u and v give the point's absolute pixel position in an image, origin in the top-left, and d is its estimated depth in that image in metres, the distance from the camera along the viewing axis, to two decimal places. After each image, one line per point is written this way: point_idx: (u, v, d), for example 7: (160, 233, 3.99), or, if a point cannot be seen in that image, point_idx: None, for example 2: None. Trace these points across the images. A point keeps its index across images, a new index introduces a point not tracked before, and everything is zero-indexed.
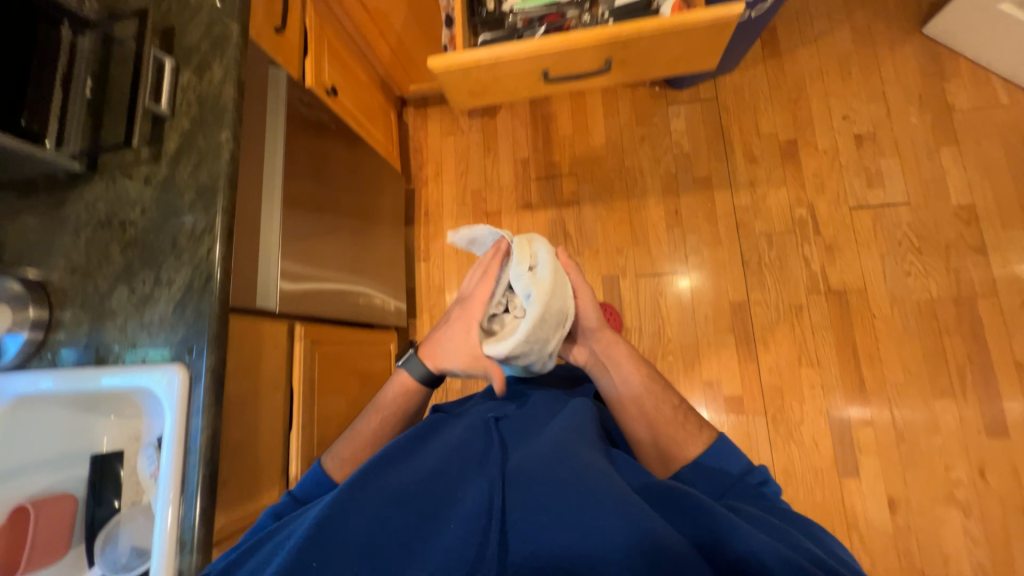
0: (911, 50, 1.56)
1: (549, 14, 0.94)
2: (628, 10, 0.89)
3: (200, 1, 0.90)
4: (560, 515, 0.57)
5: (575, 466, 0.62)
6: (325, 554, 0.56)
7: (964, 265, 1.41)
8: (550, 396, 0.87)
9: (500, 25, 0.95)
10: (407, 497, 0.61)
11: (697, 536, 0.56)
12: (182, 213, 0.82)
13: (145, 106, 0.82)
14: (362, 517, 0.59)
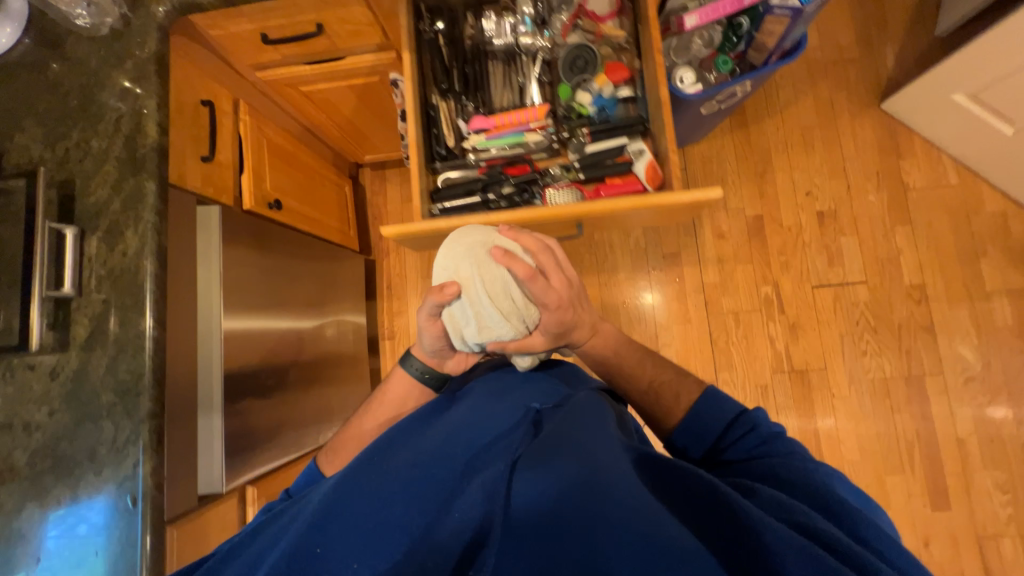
0: (870, 123, 1.58)
1: (515, 158, 0.88)
2: (598, 157, 0.86)
3: (106, 148, 0.77)
4: (556, 501, 0.47)
5: (581, 448, 0.53)
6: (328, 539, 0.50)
7: (914, 345, 1.48)
8: (569, 381, 0.76)
9: (461, 162, 0.90)
10: (407, 485, 0.54)
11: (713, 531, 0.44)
12: (100, 419, 0.71)
13: (43, 295, 0.70)
14: (360, 506, 0.52)
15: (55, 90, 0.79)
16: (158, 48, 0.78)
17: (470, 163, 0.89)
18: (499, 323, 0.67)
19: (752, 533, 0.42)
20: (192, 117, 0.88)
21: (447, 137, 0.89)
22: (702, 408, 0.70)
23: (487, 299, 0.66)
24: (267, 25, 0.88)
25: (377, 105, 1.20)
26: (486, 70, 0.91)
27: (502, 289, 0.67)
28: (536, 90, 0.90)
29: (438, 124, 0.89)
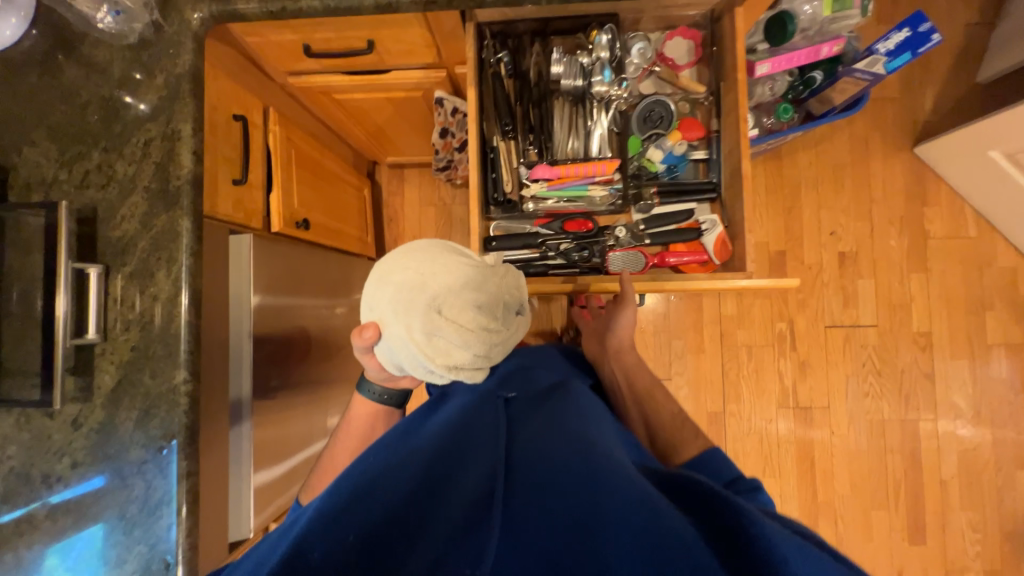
0: (901, 167, 1.57)
1: (572, 210, 0.89)
2: (663, 220, 0.88)
3: (132, 176, 0.69)
4: (565, 510, 0.45)
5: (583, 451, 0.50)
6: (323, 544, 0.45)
7: (913, 390, 1.54)
8: (556, 367, 0.76)
9: (516, 208, 0.89)
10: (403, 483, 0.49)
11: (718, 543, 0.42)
12: (130, 475, 0.67)
13: (67, 345, 0.63)
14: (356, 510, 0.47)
15: (71, 100, 0.70)
16: (193, 63, 0.69)
17: (527, 211, 0.89)
18: (404, 368, 0.63)
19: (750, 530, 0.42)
20: (223, 134, 0.80)
21: (505, 183, 0.87)
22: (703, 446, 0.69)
23: (414, 352, 0.60)
24: (313, 38, 0.80)
25: (412, 116, 1.11)
26: (550, 114, 0.87)
27: (431, 344, 0.60)
28: (603, 138, 0.87)
29: (497, 168, 0.86)
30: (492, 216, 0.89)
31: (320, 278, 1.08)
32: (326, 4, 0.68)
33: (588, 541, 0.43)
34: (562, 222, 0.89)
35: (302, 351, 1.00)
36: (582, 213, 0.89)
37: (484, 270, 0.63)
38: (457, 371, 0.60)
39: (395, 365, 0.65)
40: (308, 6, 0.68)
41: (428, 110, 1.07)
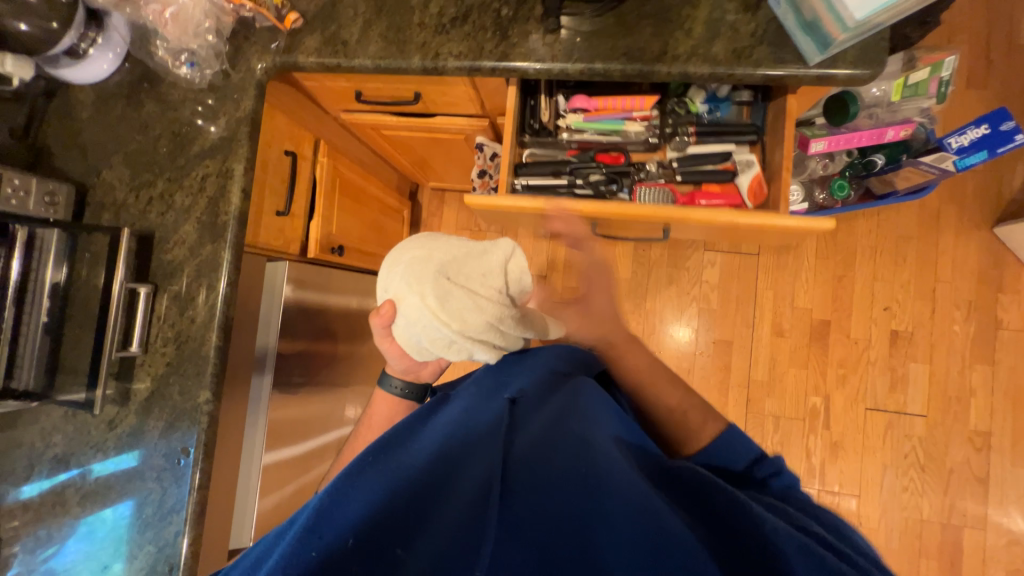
0: (975, 246, 1.43)
1: (609, 146, 0.85)
2: (695, 159, 0.83)
3: (188, 206, 0.76)
4: (556, 504, 0.47)
5: (579, 441, 0.52)
6: (329, 538, 0.46)
7: (961, 493, 1.39)
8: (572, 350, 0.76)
9: (551, 140, 0.87)
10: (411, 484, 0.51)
11: (711, 530, 0.44)
12: (150, 477, 0.74)
13: (113, 356, 0.71)
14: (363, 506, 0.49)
15: (146, 132, 0.78)
16: (253, 108, 0.75)
17: (561, 141, 0.86)
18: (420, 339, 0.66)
19: (747, 519, 0.42)
20: (273, 169, 0.85)
21: (543, 111, 0.86)
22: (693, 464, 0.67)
23: (429, 321, 0.64)
24: (365, 87, 0.84)
25: (453, 153, 1.15)
26: None
27: (442, 309, 0.64)
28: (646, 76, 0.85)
29: (536, 95, 0.85)
30: (525, 145, 0.87)
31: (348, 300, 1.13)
32: (377, 64, 0.72)
33: (586, 536, 0.45)
34: (595, 153, 0.85)
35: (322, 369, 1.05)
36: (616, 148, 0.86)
37: (485, 244, 0.69)
38: (472, 333, 0.64)
39: (408, 342, 0.68)
40: (360, 64, 0.72)
41: (470, 150, 1.10)
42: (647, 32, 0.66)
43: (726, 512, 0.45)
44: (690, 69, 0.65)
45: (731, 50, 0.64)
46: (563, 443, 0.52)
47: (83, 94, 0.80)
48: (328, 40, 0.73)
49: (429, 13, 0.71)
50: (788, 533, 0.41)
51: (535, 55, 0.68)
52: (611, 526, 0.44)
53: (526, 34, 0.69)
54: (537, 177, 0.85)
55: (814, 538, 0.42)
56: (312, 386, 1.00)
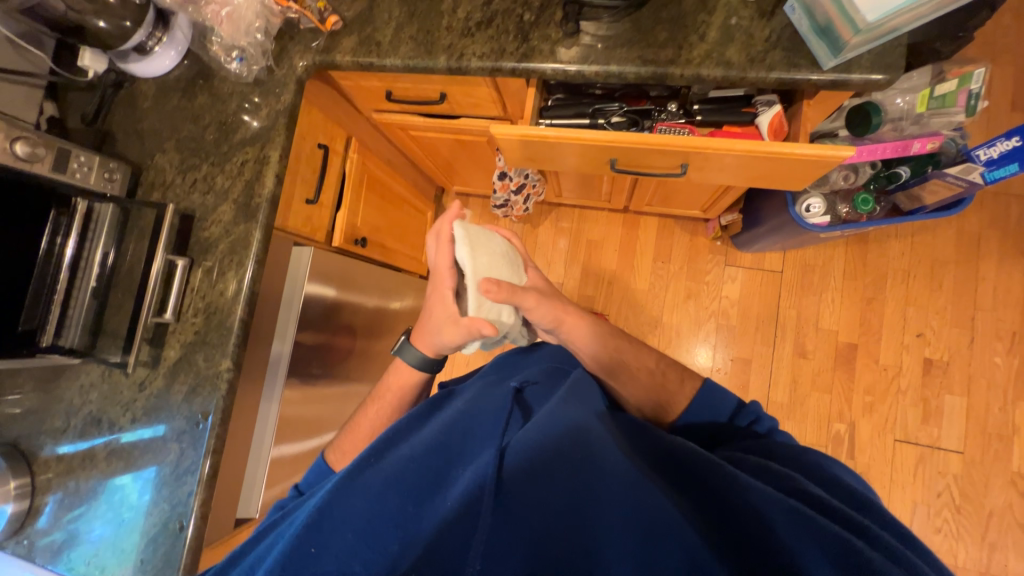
0: (1020, 275, 1.35)
1: (633, 93, 0.83)
2: (719, 102, 0.77)
3: (226, 187, 0.82)
4: (554, 494, 0.48)
5: (577, 434, 0.53)
6: (327, 537, 0.47)
7: (1002, 540, 1.28)
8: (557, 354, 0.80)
9: (577, 90, 0.85)
10: (405, 477, 0.52)
11: (707, 514, 0.47)
12: (170, 437, 0.78)
13: (148, 321, 0.77)
14: (357, 504, 0.49)
15: (196, 121, 0.85)
16: (292, 101, 0.82)
17: (587, 88, 0.84)
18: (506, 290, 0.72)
19: (743, 502, 0.46)
20: (306, 160, 0.92)
21: None
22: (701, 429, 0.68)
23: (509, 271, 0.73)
24: (395, 87, 0.90)
25: (476, 156, 1.19)
26: None
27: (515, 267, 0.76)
28: None
29: None
30: (551, 91, 0.86)
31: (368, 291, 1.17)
32: (407, 63, 0.77)
33: (583, 524, 0.46)
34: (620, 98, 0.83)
35: (339, 354, 1.09)
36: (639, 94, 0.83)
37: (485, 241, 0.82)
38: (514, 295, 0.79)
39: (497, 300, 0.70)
40: (391, 63, 0.78)
41: (491, 153, 1.14)
42: (663, 36, 0.68)
43: (716, 491, 0.48)
44: (704, 71, 0.67)
45: (745, 54, 0.66)
46: (557, 434, 0.53)
47: (146, 86, 0.89)
48: (363, 41, 0.79)
49: (457, 17, 0.76)
50: (775, 506, 0.44)
51: (554, 56, 0.72)
52: (608, 515, 0.46)
53: (546, 37, 0.72)
54: (560, 118, 0.83)
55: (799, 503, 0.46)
56: (325, 370, 1.04)
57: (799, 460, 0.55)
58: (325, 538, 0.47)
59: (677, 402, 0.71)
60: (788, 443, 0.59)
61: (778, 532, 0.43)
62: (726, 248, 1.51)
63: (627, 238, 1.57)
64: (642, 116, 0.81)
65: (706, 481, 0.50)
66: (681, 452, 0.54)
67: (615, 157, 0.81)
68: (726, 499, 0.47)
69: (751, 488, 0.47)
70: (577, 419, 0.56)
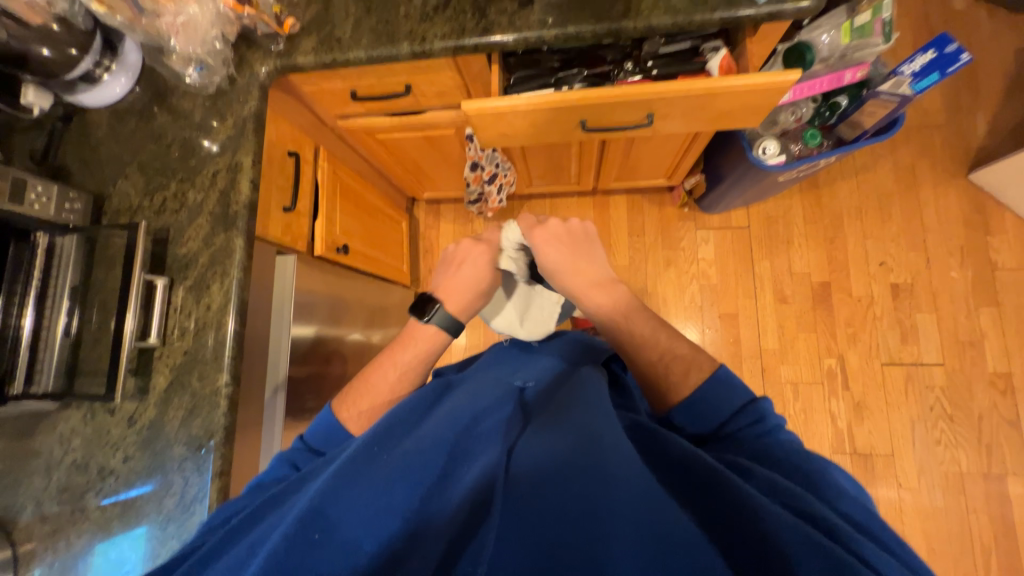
0: (955, 195, 1.48)
1: (591, 58, 0.87)
2: (671, 56, 0.83)
3: (200, 200, 0.80)
4: (567, 491, 0.46)
5: (588, 438, 0.52)
6: (330, 522, 0.43)
7: (996, 440, 1.36)
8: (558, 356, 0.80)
9: (536, 64, 0.88)
10: (409, 470, 0.48)
11: (715, 516, 0.43)
12: (169, 470, 0.73)
13: (131, 347, 0.72)
14: (359, 494, 0.46)
15: (158, 140, 0.83)
16: (258, 107, 0.82)
17: (546, 60, 0.87)
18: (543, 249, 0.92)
19: (757, 518, 0.41)
20: (277, 167, 0.91)
21: None
22: (711, 388, 0.64)
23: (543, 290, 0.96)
24: (359, 84, 0.91)
25: (446, 153, 1.21)
26: None
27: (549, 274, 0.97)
28: None
29: None
30: (512, 69, 0.88)
31: (354, 299, 1.15)
32: (370, 54, 0.79)
33: (593, 536, 0.42)
34: (580, 64, 0.86)
35: (335, 361, 1.06)
36: (595, 58, 0.87)
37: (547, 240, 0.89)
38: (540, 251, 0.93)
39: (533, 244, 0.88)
40: (354, 56, 0.79)
41: (460, 145, 1.16)
42: None
43: (723, 499, 0.44)
44: (654, 20, 0.71)
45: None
46: (567, 442, 0.51)
47: (98, 116, 0.86)
48: (324, 39, 0.80)
49: (413, 4, 0.78)
50: (795, 532, 0.39)
51: (512, 27, 0.75)
52: (618, 515, 0.42)
53: (502, 10, 0.76)
54: (526, 91, 0.86)
55: (816, 531, 0.40)
56: (319, 384, 1.00)
57: (802, 466, 0.51)
58: (328, 523, 0.43)
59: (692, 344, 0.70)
60: (792, 452, 0.54)
61: (795, 552, 0.38)
62: (693, 213, 1.58)
63: (601, 218, 1.61)
64: (603, 79, 0.86)
65: (712, 493, 0.45)
66: (684, 459, 0.50)
67: (584, 118, 0.84)
68: (733, 512, 0.42)
69: (761, 501, 0.42)
70: (587, 427, 0.54)
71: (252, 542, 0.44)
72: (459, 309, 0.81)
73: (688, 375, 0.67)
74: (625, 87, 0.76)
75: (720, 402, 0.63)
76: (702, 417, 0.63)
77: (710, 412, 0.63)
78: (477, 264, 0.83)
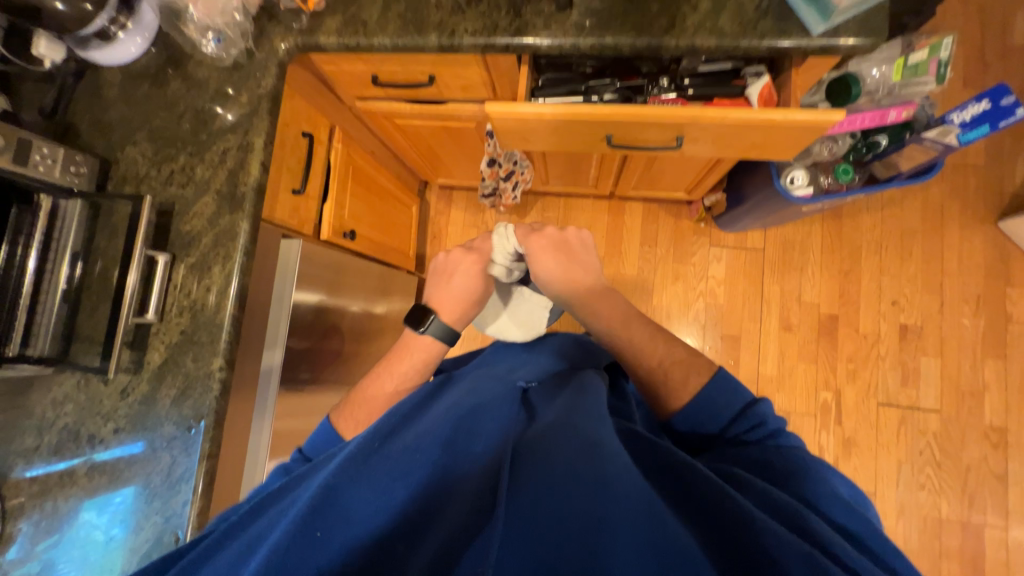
0: (980, 241, 1.44)
1: (626, 69, 0.83)
2: (710, 76, 0.79)
3: (207, 177, 0.78)
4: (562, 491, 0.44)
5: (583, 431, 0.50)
6: (331, 521, 0.42)
7: (980, 491, 1.36)
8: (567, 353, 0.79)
9: (568, 69, 0.84)
10: (409, 469, 0.47)
11: (708, 525, 0.42)
12: (158, 445, 0.74)
13: (129, 322, 0.71)
14: (359, 492, 0.45)
15: (170, 109, 0.80)
16: (274, 85, 0.78)
17: (578, 66, 0.83)
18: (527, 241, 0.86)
19: (749, 528, 0.40)
20: (290, 148, 0.88)
21: None
22: (711, 392, 0.65)
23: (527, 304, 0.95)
24: (382, 70, 0.87)
25: (465, 145, 1.17)
26: None
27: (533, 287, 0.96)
28: None
29: None
30: (542, 72, 0.85)
31: (358, 284, 1.14)
32: (395, 42, 0.75)
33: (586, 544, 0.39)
34: (613, 74, 0.83)
35: (333, 346, 1.06)
36: (631, 69, 0.83)
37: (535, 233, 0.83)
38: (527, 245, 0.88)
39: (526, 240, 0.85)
40: (379, 43, 0.75)
41: (480, 139, 1.12)
42: (656, 7, 0.69)
43: (716, 510, 0.42)
44: (698, 41, 0.67)
45: (737, 22, 0.67)
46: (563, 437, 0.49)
47: (111, 75, 0.83)
48: (349, 21, 0.77)
49: None
50: (791, 548, 0.38)
51: (548, 30, 0.71)
52: (612, 526, 0.40)
53: (539, 12, 0.71)
54: (553, 96, 0.82)
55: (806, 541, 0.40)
56: (314, 368, 1.00)
57: (797, 474, 0.51)
58: (329, 521, 0.42)
59: (691, 384, 0.69)
60: (794, 460, 0.54)
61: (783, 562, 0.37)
62: (709, 229, 1.54)
63: (615, 224, 1.58)
64: (636, 92, 0.82)
65: (705, 499, 0.44)
66: (677, 461, 0.48)
67: (611, 133, 0.81)
68: (727, 522, 0.41)
69: (765, 522, 0.40)
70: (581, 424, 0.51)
71: (255, 537, 0.44)
72: (455, 319, 0.81)
73: (688, 378, 0.68)
74: (658, 108, 0.72)
75: (721, 406, 0.64)
76: (701, 421, 0.65)
77: (712, 415, 0.64)
78: (469, 274, 0.82)
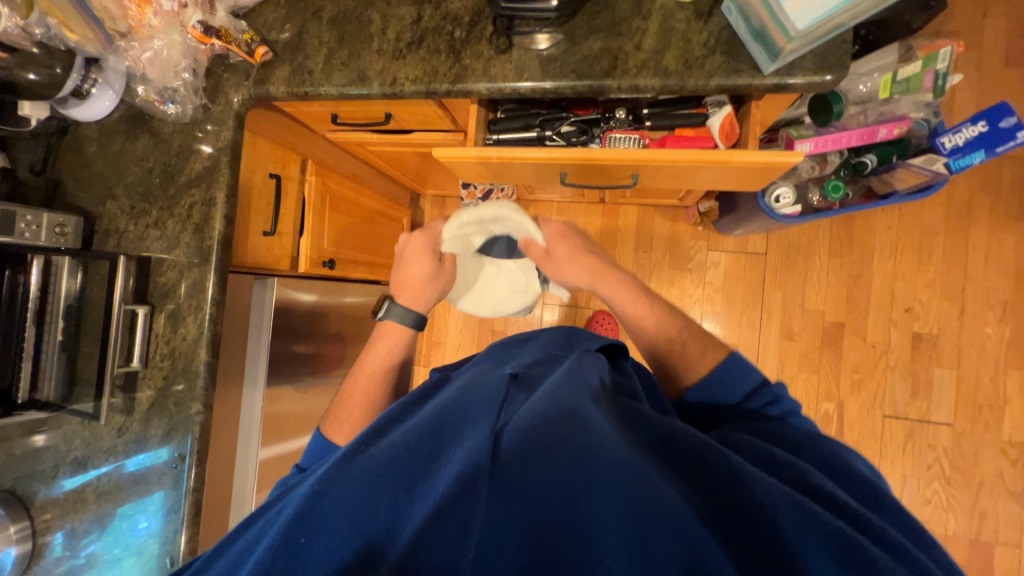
0: (1012, 241, 1.31)
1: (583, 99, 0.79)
2: (669, 104, 0.75)
3: (178, 230, 0.82)
4: (558, 472, 0.40)
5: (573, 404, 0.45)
6: (315, 525, 0.38)
7: (991, 508, 1.29)
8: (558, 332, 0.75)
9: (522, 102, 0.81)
10: (392, 457, 0.42)
11: (708, 499, 0.39)
12: (151, 479, 0.82)
13: (116, 371, 0.78)
14: (342, 490, 0.40)
15: (142, 163, 0.84)
16: (233, 138, 0.81)
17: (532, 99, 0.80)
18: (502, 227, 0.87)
19: (752, 496, 0.38)
20: (257, 192, 0.91)
21: None
22: (724, 370, 0.64)
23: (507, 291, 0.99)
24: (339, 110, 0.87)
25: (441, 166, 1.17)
26: None
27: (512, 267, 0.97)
28: None
29: None
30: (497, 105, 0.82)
31: (342, 308, 1.18)
32: (340, 91, 0.74)
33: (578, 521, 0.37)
34: (569, 106, 0.79)
35: (318, 371, 1.11)
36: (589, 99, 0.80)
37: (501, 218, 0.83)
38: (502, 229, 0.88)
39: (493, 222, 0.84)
40: (325, 92, 0.75)
41: None
42: (597, 47, 0.65)
43: (716, 474, 0.40)
44: (640, 82, 0.63)
45: (682, 61, 0.62)
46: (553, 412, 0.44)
47: (89, 129, 0.88)
48: (296, 70, 0.77)
49: (387, 39, 0.73)
50: (782, 499, 0.37)
51: (487, 75, 0.68)
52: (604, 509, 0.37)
53: (478, 55, 0.69)
54: (507, 132, 0.80)
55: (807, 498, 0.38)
56: (299, 394, 1.06)
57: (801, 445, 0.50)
58: (313, 525, 0.38)
59: None
60: (801, 432, 0.53)
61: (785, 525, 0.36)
62: (707, 233, 1.48)
63: (608, 229, 1.53)
64: (593, 124, 0.78)
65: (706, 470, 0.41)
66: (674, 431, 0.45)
67: (564, 170, 0.78)
68: (721, 485, 0.39)
69: (755, 475, 0.39)
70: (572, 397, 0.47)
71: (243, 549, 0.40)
72: (413, 300, 0.81)
73: (704, 354, 0.67)
74: (604, 150, 0.69)
75: (733, 383, 0.63)
76: (715, 398, 0.63)
77: (723, 391, 0.63)
78: (416, 253, 0.80)
